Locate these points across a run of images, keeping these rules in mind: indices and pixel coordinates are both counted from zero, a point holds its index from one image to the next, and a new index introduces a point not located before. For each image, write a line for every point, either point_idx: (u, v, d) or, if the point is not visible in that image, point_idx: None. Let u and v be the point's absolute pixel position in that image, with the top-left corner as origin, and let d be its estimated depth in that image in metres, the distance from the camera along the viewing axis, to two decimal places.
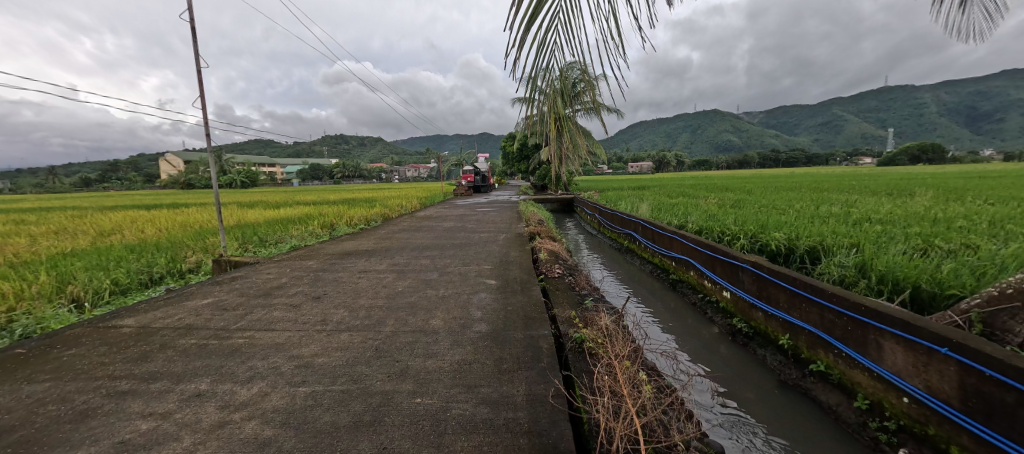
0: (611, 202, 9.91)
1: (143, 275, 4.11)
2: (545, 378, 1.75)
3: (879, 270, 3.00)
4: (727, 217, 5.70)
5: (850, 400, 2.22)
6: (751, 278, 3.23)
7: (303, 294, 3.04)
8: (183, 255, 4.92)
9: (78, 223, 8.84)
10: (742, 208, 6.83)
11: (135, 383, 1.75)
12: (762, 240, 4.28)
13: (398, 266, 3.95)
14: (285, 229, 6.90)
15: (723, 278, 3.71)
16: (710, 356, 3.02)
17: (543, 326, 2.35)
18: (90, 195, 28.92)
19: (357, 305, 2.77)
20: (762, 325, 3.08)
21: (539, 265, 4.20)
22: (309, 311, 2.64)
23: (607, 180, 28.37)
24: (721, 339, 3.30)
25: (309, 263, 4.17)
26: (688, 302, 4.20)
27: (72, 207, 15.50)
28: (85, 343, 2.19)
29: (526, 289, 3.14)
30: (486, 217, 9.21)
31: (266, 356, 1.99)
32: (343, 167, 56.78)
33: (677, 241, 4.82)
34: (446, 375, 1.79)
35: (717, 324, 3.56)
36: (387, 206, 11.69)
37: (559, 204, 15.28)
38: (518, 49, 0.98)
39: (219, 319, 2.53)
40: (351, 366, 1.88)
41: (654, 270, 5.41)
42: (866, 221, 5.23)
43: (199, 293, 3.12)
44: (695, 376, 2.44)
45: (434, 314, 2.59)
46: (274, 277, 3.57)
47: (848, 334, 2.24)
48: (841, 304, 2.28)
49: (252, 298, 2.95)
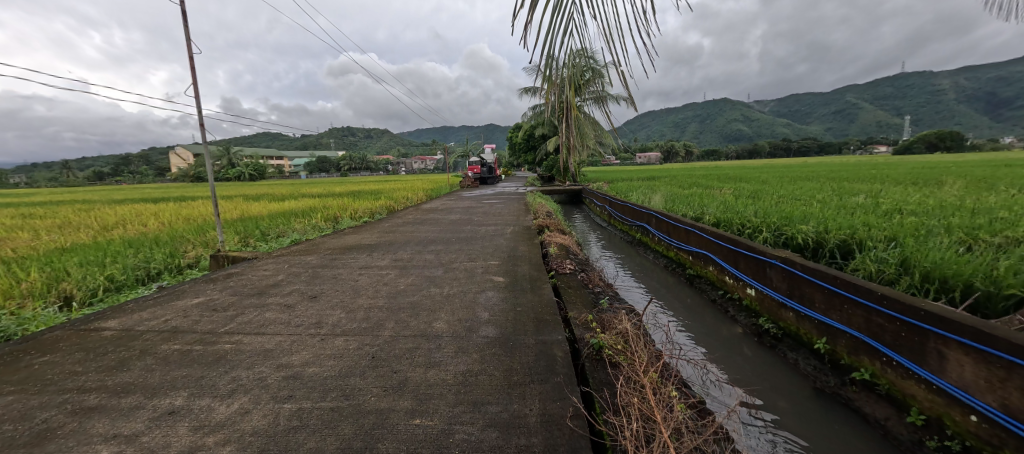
0: (621, 193, 9.63)
1: (140, 271, 4.00)
2: (561, 395, 1.54)
3: (924, 267, 2.75)
4: (747, 208, 5.43)
5: (901, 414, 1.99)
6: (781, 276, 2.97)
7: (298, 292, 2.86)
8: (182, 250, 4.80)
9: (82, 217, 8.81)
10: (760, 198, 6.56)
11: (105, 398, 1.58)
12: (788, 233, 4.04)
13: (401, 262, 3.75)
14: (288, 222, 6.76)
15: (748, 274, 3.45)
16: (735, 359, 2.79)
17: (556, 330, 2.14)
18: (103, 188, 29.29)
19: (354, 305, 2.57)
20: (793, 327, 2.83)
21: (549, 260, 3.97)
22: (303, 312, 2.45)
23: (615, 171, 27.94)
24: (746, 340, 3.07)
25: (309, 258, 4.00)
26: (707, 299, 3.96)
27: (82, 201, 15.58)
28: (61, 349, 2.03)
29: (537, 287, 2.92)
30: (493, 209, 8.98)
31: (252, 365, 1.81)
32: (350, 159, 56.98)
33: (694, 234, 4.57)
34: (449, 389, 1.59)
35: (740, 324, 3.32)
36: (393, 198, 11.53)
37: (566, 195, 14.96)
38: (530, 9, 0.85)
39: (207, 321, 2.36)
40: (344, 378, 1.69)
41: (669, 264, 5.17)
42: (895, 212, 4.94)
43: (190, 292, 2.95)
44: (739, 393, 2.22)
45: (437, 316, 2.39)
46: (270, 274, 3.39)
47: (901, 340, 1.99)
48: (892, 307, 2.02)
49: (245, 297, 2.77)
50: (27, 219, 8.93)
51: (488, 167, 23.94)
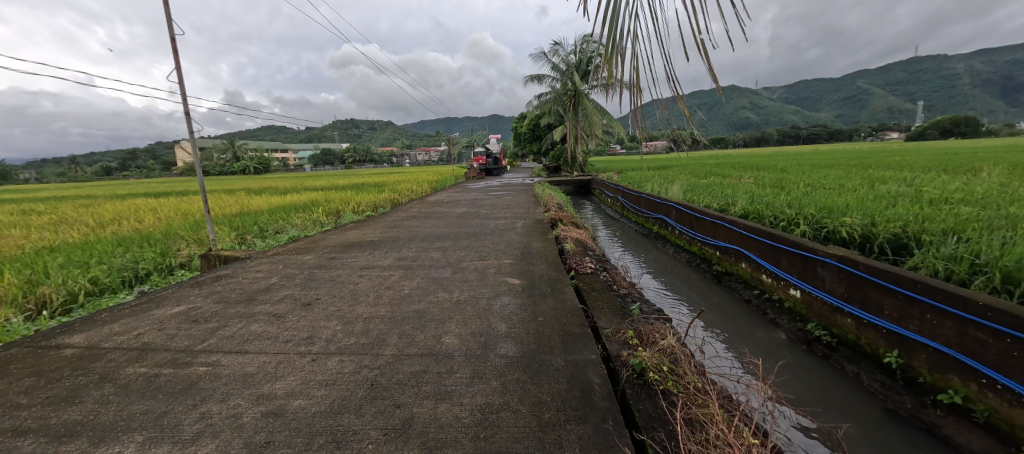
0: (634, 183, 9.24)
1: (127, 273, 3.73)
2: (607, 441, 1.22)
3: (1007, 267, 2.37)
4: (777, 198, 5.04)
5: (1006, 448, 1.64)
6: (835, 276, 2.60)
7: (290, 299, 2.54)
8: (174, 248, 4.52)
9: (79, 213, 8.59)
10: (785, 188, 6.19)
11: (42, 445, 1.28)
12: (831, 227, 3.67)
13: (406, 261, 3.43)
14: (289, 216, 6.47)
15: (791, 273, 3.08)
16: (785, 372, 2.45)
17: (587, 347, 1.82)
18: (108, 183, 29.30)
19: (352, 315, 2.25)
20: (851, 335, 2.48)
21: (566, 258, 3.63)
22: (293, 325, 2.14)
23: (621, 160, 27.39)
24: (793, 348, 2.73)
25: (306, 257, 3.69)
26: (740, 299, 3.62)
27: (88, 195, 15.53)
28: (10, 373, 1.74)
29: (558, 291, 2.58)
30: (501, 201, 8.62)
31: (226, 398, 1.50)
32: (354, 152, 56.73)
33: (723, 227, 4.22)
34: (464, 433, 1.27)
35: (783, 329, 2.97)
36: (397, 190, 11.22)
37: (574, 186, 14.51)
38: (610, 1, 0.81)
39: (184, 336, 2.05)
40: (335, 417, 1.37)
41: (692, 259, 4.83)
42: (940, 200, 4.56)
43: (172, 298, 2.66)
44: (813, 427, 1.88)
45: (447, 328, 2.06)
46: (263, 277, 3.09)
47: (1010, 361, 1.63)
48: (999, 321, 1.65)
49: (231, 306, 2.47)
50: (24, 215, 8.71)
51: (493, 157, 23.48)
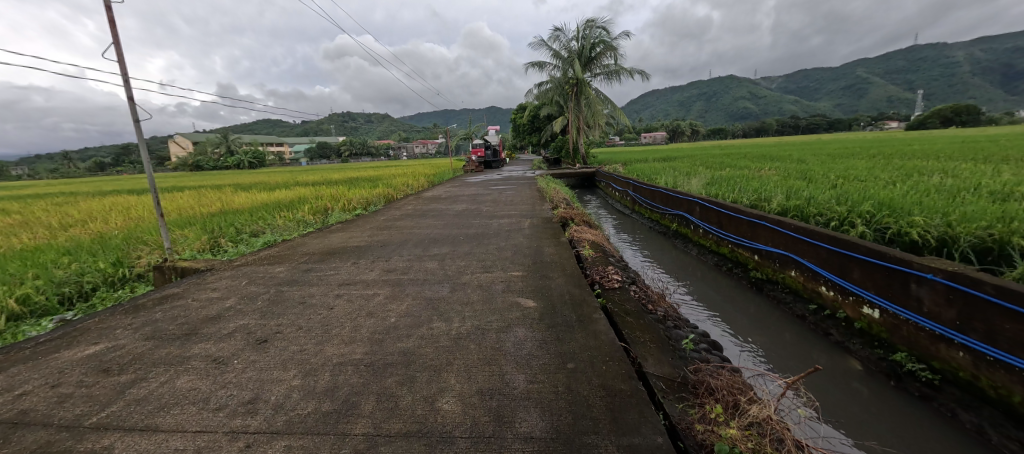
0: (643, 175, 8.64)
1: (66, 289, 3.15)
2: None
3: None
4: (815, 192, 4.47)
5: None
6: (939, 296, 2.04)
7: (242, 334, 1.97)
8: (134, 255, 3.94)
9: (44, 214, 7.92)
10: (816, 180, 5.58)
11: None
12: (897, 227, 3.09)
13: (394, 275, 2.85)
14: (269, 216, 5.88)
15: (864, 288, 2.54)
16: (881, 424, 1.89)
17: (646, 422, 1.26)
18: (97, 180, 28.51)
19: (317, 361, 1.68)
20: (963, 374, 1.94)
21: (586, 267, 3.06)
22: (234, 379, 1.56)
23: (621, 151, 26.64)
24: (880, 384, 2.18)
25: (276, 270, 3.10)
26: (791, 314, 3.08)
27: (67, 193, 14.80)
28: None
29: (589, 319, 2.03)
30: (503, 196, 8.02)
31: None
32: (351, 145, 55.76)
33: (762, 228, 3.67)
34: None
35: (857, 355, 2.44)
36: (392, 185, 10.60)
37: (578, 179, 13.88)
38: None
39: (81, 397, 1.49)
40: None
41: (722, 263, 4.29)
42: (1004, 194, 3.99)
43: (95, 331, 2.09)
44: None
45: (445, 382, 1.51)
46: (217, 298, 2.51)
47: None
48: None
49: (163, 344, 1.90)
50: None
51: (494, 149, 22.93)
